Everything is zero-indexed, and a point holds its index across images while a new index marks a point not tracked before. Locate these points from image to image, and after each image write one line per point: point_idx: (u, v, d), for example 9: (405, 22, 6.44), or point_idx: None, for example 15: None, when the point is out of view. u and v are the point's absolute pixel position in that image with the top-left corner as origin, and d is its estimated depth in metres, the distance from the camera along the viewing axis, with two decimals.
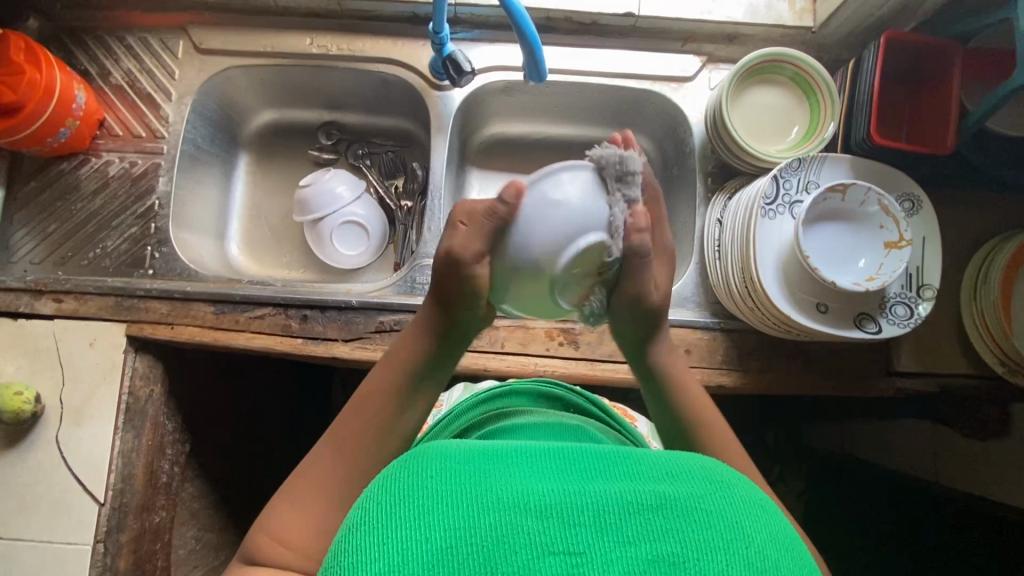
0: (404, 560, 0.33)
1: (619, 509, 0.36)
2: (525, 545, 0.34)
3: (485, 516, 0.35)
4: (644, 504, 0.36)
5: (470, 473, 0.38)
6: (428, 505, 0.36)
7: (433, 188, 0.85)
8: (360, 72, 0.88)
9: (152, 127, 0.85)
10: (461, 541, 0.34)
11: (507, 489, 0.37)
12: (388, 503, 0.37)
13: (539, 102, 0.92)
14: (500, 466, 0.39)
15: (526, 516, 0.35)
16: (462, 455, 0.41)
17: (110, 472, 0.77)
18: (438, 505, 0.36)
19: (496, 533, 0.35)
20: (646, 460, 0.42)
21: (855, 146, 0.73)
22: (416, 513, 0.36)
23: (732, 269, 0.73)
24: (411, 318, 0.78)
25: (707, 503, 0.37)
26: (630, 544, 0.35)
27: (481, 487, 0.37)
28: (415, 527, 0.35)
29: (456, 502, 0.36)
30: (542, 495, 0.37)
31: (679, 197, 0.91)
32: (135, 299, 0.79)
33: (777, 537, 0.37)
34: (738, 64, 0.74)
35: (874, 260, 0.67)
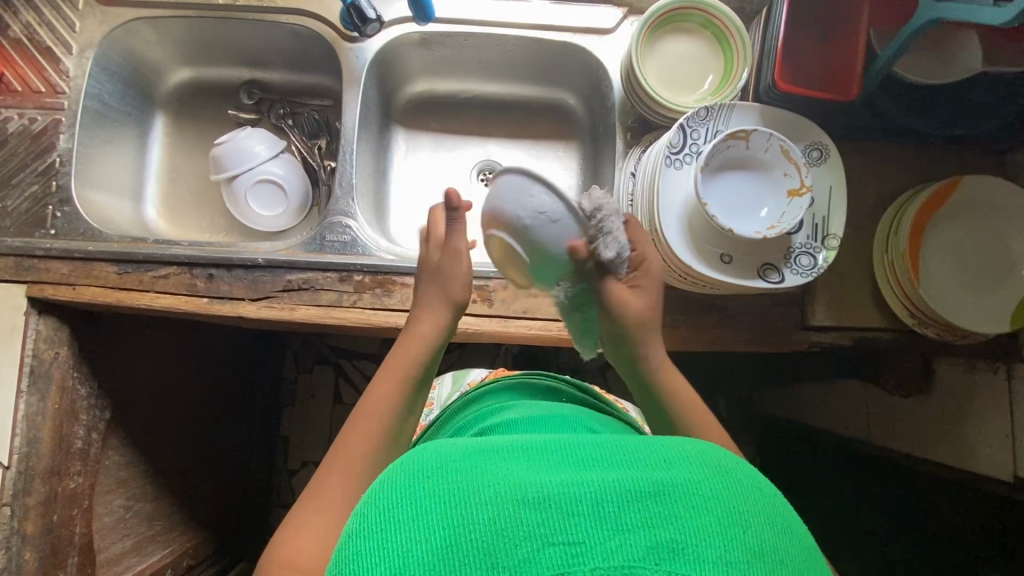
0: (399, 564, 0.32)
1: (620, 497, 0.34)
2: (525, 540, 0.32)
3: (485, 510, 0.33)
4: (644, 490, 0.34)
5: (463, 468, 0.37)
6: (422, 505, 0.34)
7: (346, 143, 0.82)
8: (270, 24, 0.85)
9: (52, 82, 0.82)
10: (460, 540, 0.32)
11: (504, 481, 0.35)
12: (380, 506, 0.35)
13: (460, 56, 0.90)
14: (495, 460, 0.38)
15: (523, 507, 0.33)
16: (455, 451, 0.39)
17: (13, 436, 0.76)
18: (431, 506, 0.34)
19: (494, 529, 0.33)
20: (645, 447, 0.39)
21: (764, 94, 0.71)
22: (408, 515, 0.34)
23: (640, 222, 0.72)
24: (320, 276, 0.76)
25: (706, 488, 0.35)
26: (632, 531, 0.33)
27: (476, 481, 0.35)
28: (410, 529, 0.33)
29: (451, 500, 0.34)
30: (541, 485, 0.35)
31: (605, 155, 0.89)
32: (34, 259, 0.77)
33: (775, 521, 0.35)
34: (647, 13, 0.72)
35: (777, 208, 0.66)
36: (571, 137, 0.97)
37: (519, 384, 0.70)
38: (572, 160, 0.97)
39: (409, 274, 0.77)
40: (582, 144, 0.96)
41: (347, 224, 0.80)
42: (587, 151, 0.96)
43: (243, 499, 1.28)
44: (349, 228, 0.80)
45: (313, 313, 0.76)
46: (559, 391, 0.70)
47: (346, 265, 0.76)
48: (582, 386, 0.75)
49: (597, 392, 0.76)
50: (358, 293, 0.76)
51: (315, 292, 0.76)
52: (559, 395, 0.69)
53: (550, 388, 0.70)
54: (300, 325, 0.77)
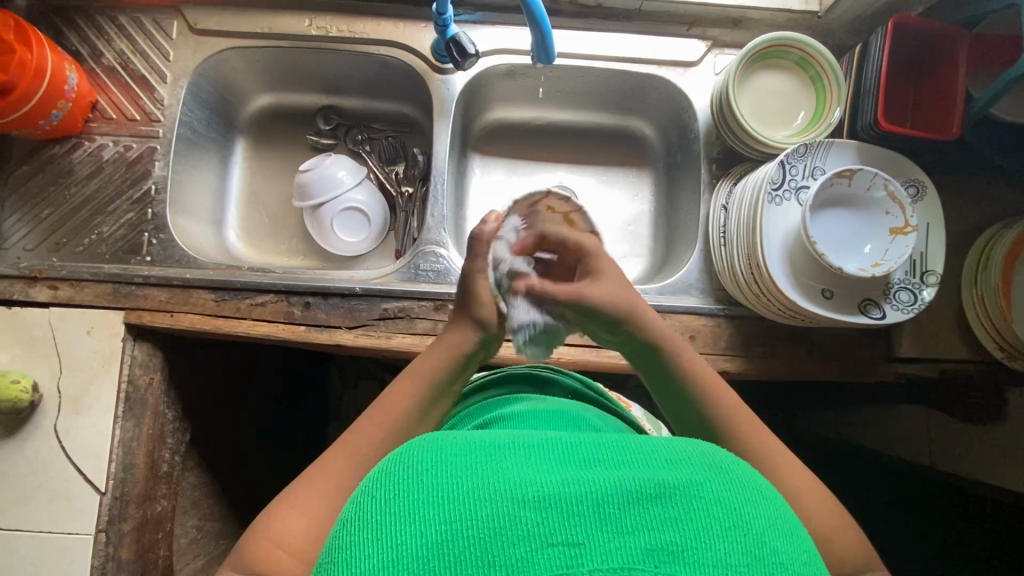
0: (399, 557, 0.33)
1: (619, 499, 0.35)
2: (523, 539, 0.33)
3: (484, 507, 0.35)
4: (643, 493, 0.35)
5: (463, 465, 0.38)
6: (423, 500, 0.35)
7: (436, 173, 0.83)
8: (360, 54, 0.87)
9: (147, 110, 0.83)
10: (461, 535, 0.34)
11: (504, 479, 0.36)
12: (382, 498, 0.36)
13: (541, 86, 0.91)
14: (496, 457, 0.39)
15: (522, 507, 0.35)
16: (457, 448, 0.40)
17: (111, 462, 0.76)
18: (432, 500, 0.35)
19: (494, 526, 0.34)
20: (644, 450, 0.40)
21: (861, 131, 0.73)
22: (411, 507, 0.35)
23: (738, 256, 0.73)
24: (415, 305, 0.77)
25: (705, 490, 0.36)
26: (629, 533, 0.34)
27: (476, 478, 0.37)
28: (411, 523, 0.34)
29: (451, 495, 0.35)
30: (542, 487, 0.36)
31: (683, 184, 0.90)
32: (133, 286, 0.78)
33: (775, 524, 0.36)
34: (744, 50, 0.73)
35: (879, 245, 0.68)
36: (644, 165, 0.99)
37: (524, 376, 0.69)
38: (644, 187, 0.98)
39: None
40: (655, 171, 0.98)
41: (438, 253, 0.81)
42: (661, 178, 0.97)
43: None
44: (441, 257, 0.81)
45: (409, 342, 0.77)
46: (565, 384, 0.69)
47: (441, 294, 0.78)
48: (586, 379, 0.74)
49: (606, 391, 0.75)
50: None
51: (410, 320, 0.77)
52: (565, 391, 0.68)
53: (555, 380, 0.70)
54: (394, 353, 0.78)
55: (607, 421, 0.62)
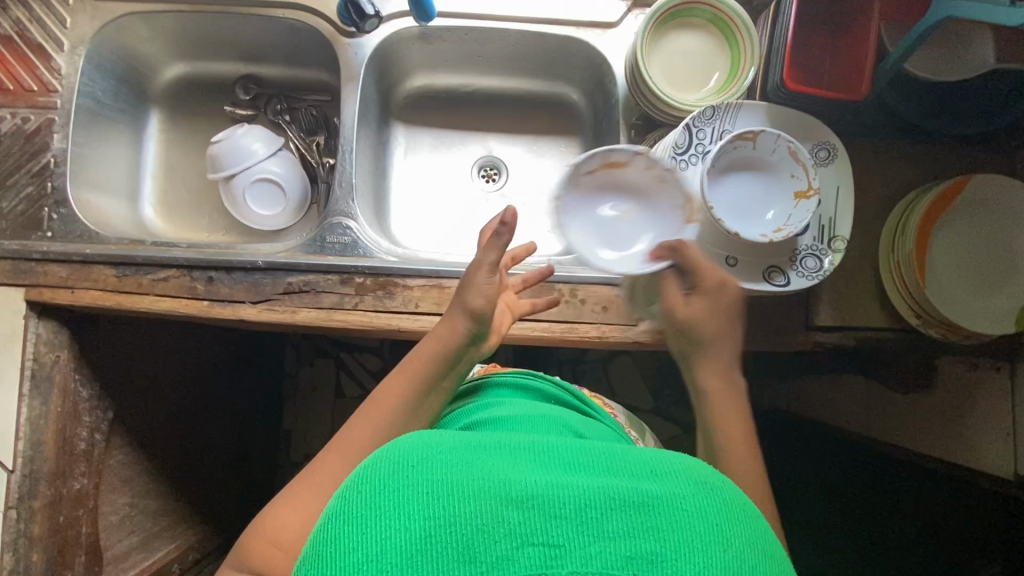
0: (384, 549, 0.32)
1: (601, 504, 0.35)
2: (505, 536, 0.33)
3: (471, 505, 0.34)
4: (625, 501, 0.35)
5: (455, 460, 0.37)
6: (411, 494, 0.35)
7: (344, 141, 0.81)
8: (267, 19, 0.83)
9: (44, 80, 0.80)
10: (444, 530, 0.33)
11: (491, 476, 0.36)
12: (373, 492, 0.35)
13: (461, 51, 0.88)
14: (486, 456, 0.38)
15: (507, 506, 0.34)
16: (449, 444, 0.39)
17: (17, 439, 0.76)
18: (420, 494, 0.35)
19: (478, 522, 0.33)
20: (629, 457, 0.40)
21: (772, 93, 0.70)
22: (396, 502, 0.34)
23: (646, 223, 0.71)
24: (321, 278, 0.76)
25: (688, 502, 0.36)
26: (609, 539, 0.33)
27: (465, 477, 0.36)
28: (398, 516, 0.34)
29: (440, 489, 0.35)
30: (525, 486, 0.35)
31: (608, 150, 0.88)
32: (32, 262, 0.76)
33: (753, 543, 0.35)
34: (652, 10, 0.70)
35: (783, 211, 0.65)
36: (574, 133, 0.96)
37: (507, 382, 0.68)
38: (574, 156, 0.96)
39: (411, 278, 0.77)
40: (585, 139, 0.95)
41: (347, 225, 0.79)
42: (589, 146, 0.94)
43: (247, 493, 1.29)
44: (349, 230, 0.79)
45: (315, 316, 0.75)
46: (550, 393, 0.68)
47: (347, 267, 0.76)
48: (573, 387, 0.73)
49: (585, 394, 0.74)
50: (359, 296, 0.76)
51: (316, 294, 0.76)
52: (548, 395, 0.68)
53: (542, 388, 0.68)
54: (302, 327, 0.77)
55: (587, 424, 0.62)
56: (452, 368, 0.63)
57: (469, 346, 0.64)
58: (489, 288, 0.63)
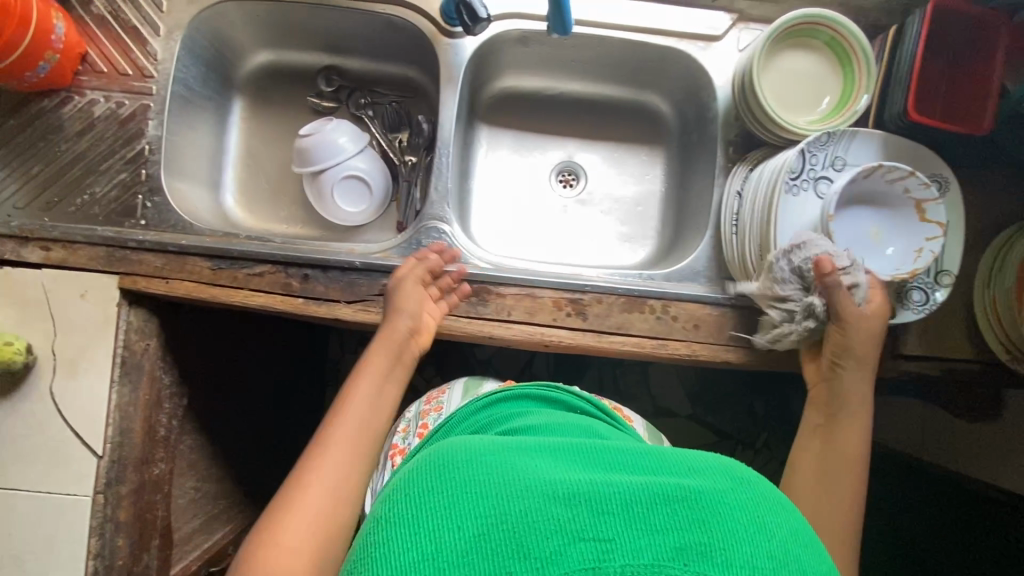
0: (438, 549, 0.35)
1: (647, 499, 0.36)
2: (554, 531, 0.35)
3: (518, 503, 0.36)
4: (670, 495, 0.37)
5: (497, 463, 0.40)
6: (460, 496, 0.37)
7: (441, 143, 0.80)
8: (366, 13, 0.82)
9: (140, 65, 0.79)
10: (494, 529, 0.35)
11: (537, 477, 0.38)
12: (422, 498, 0.38)
13: (554, 55, 0.87)
14: (525, 460, 0.41)
15: (554, 503, 0.36)
16: (490, 450, 0.42)
17: (107, 426, 0.76)
18: (467, 496, 0.37)
19: (528, 520, 0.35)
20: (669, 458, 0.42)
21: (890, 121, 0.69)
22: (447, 505, 0.37)
23: (749, 245, 0.71)
24: (416, 282, 0.76)
25: (730, 498, 0.38)
26: (658, 532, 0.35)
27: (507, 477, 0.38)
28: (449, 516, 0.36)
29: (487, 491, 0.37)
30: (571, 485, 0.38)
31: (698, 164, 0.87)
32: (127, 250, 0.76)
33: (794, 532, 0.38)
34: (772, 26, 0.69)
35: (903, 249, 0.64)
36: (657, 143, 0.95)
37: (528, 391, 0.64)
38: (656, 167, 0.95)
39: (504, 285, 0.77)
40: (668, 150, 0.94)
41: (440, 230, 0.79)
42: (673, 158, 0.94)
43: None
44: (442, 234, 0.79)
45: None
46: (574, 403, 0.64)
47: (442, 272, 0.76)
48: (601, 403, 0.68)
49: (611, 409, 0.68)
50: (453, 301, 0.76)
51: None
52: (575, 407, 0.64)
53: (564, 398, 0.64)
54: None
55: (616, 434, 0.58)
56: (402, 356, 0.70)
57: (411, 338, 0.71)
58: (414, 289, 0.73)
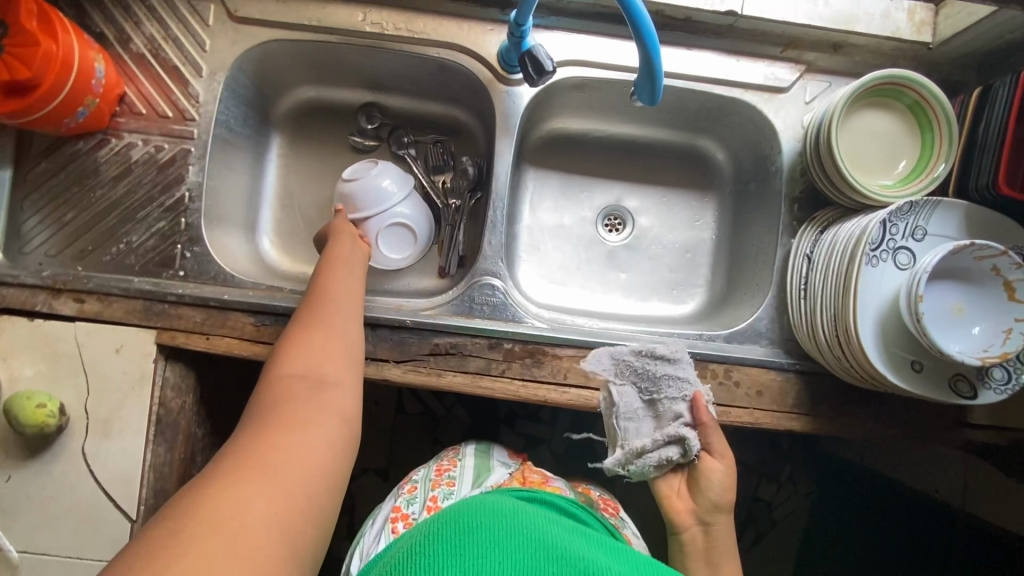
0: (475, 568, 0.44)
1: None
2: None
3: (550, 566, 0.45)
4: None
5: (545, 533, 0.50)
6: (509, 541, 0.47)
7: (495, 194, 0.77)
8: (418, 56, 0.78)
9: (181, 107, 0.75)
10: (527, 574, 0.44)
11: (577, 557, 0.47)
12: (477, 530, 0.48)
13: (609, 99, 0.83)
14: (569, 541, 0.50)
15: None
16: (540, 521, 0.52)
17: (141, 487, 0.72)
18: (510, 538, 0.47)
19: None
20: None
21: (972, 190, 0.67)
22: (495, 542, 0.47)
23: (823, 313, 0.68)
24: (469, 342, 0.72)
25: None
26: None
27: (548, 549, 0.47)
28: (493, 551, 0.45)
29: (533, 546, 0.47)
30: (602, 569, 0.46)
31: (755, 217, 0.84)
32: (166, 304, 0.72)
33: None
34: (854, 86, 0.66)
35: (989, 327, 0.61)
36: (708, 190, 0.92)
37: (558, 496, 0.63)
38: (707, 214, 0.92)
39: (560, 346, 0.73)
40: (720, 197, 0.91)
41: (494, 285, 0.75)
42: (726, 206, 0.91)
43: None
44: (496, 290, 0.75)
45: (460, 380, 0.72)
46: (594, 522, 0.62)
47: (496, 332, 0.73)
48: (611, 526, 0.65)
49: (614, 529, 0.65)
50: (507, 363, 0.73)
51: (463, 358, 0.72)
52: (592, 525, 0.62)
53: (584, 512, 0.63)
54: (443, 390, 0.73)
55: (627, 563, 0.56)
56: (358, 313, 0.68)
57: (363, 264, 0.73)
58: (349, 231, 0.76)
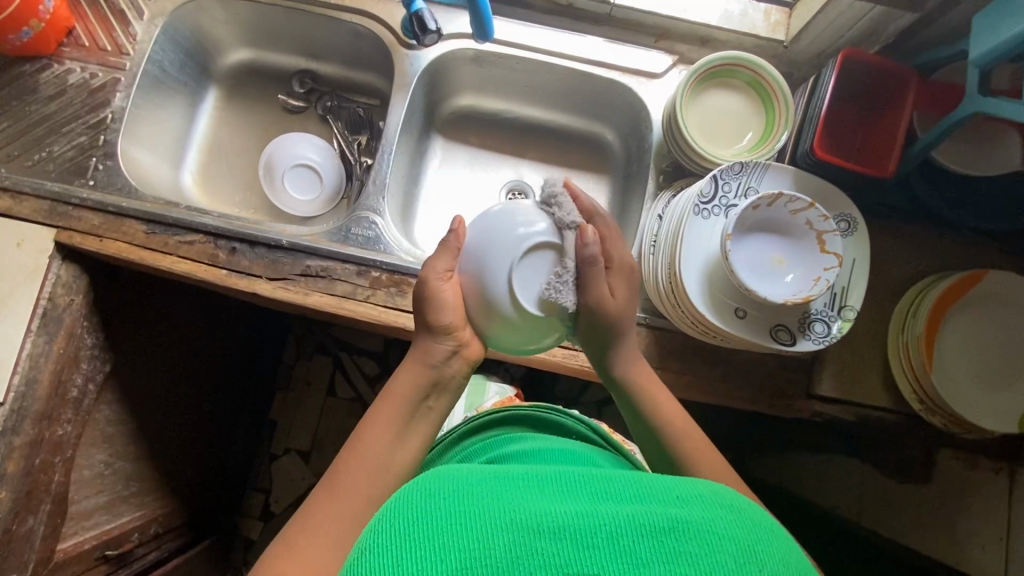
0: None
1: (631, 531, 0.34)
2: (539, 567, 0.33)
3: (501, 538, 0.34)
4: (656, 526, 0.35)
5: (481, 493, 0.37)
6: (443, 527, 0.35)
7: (386, 142, 0.85)
8: (334, 21, 0.88)
9: (119, 42, 0.85)
10: (476, 563, 0.33)
11: (525, 508, 0.36)
12: (400, 524, 0.35)
13: (509, 79, 0.92)
14: (512, 489, 0.38)
15: (538, 537, 0.34)
16: (471, 479, 0.39)
17: (13, 373, 0.77)
18: (447, 527, 0.35)
19: (512, 552, 0.33)
20: (659, 484, 0.40)
21: (801, 158, 0.73)
22: (427, 534, 0.34)
23: (661, 265, 0.72)
24: (338, 266, 0.78)
25: (719, 525, 0.36)
26: (642, 566, 0.33)
27: (482, 510, 0.36)
28: (432, 548, 0.33)
29: (469, 521, 0.35)
30: (554, 515, 0.35)
31: (634, 192, 0.90)
32: (70, 207, 0.79)
33: (787, 563, 0.35)
34: (694, 66, 0.73)
35: (802, 276, 0.66)
36: (603, 171, 0.99)
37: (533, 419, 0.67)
38: (601, 194, 0.98)
39: None
40: (613, 179, 0.98)
41: (373, 221, 0.82)
42: (617, 186, 0.97)
43: (221, 474, 1.27)
44: (374, 225, 0.81)
45: (325, 301, 0.77)
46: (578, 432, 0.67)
47: (366, 260, 0.78)
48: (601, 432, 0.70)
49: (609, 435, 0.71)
50: (372, 290, 0.77)
51: (331, 281, 0.77)
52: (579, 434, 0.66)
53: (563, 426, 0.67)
54: (311, 311, 0.78)
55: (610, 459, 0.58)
56: (439, 386, 0.60)
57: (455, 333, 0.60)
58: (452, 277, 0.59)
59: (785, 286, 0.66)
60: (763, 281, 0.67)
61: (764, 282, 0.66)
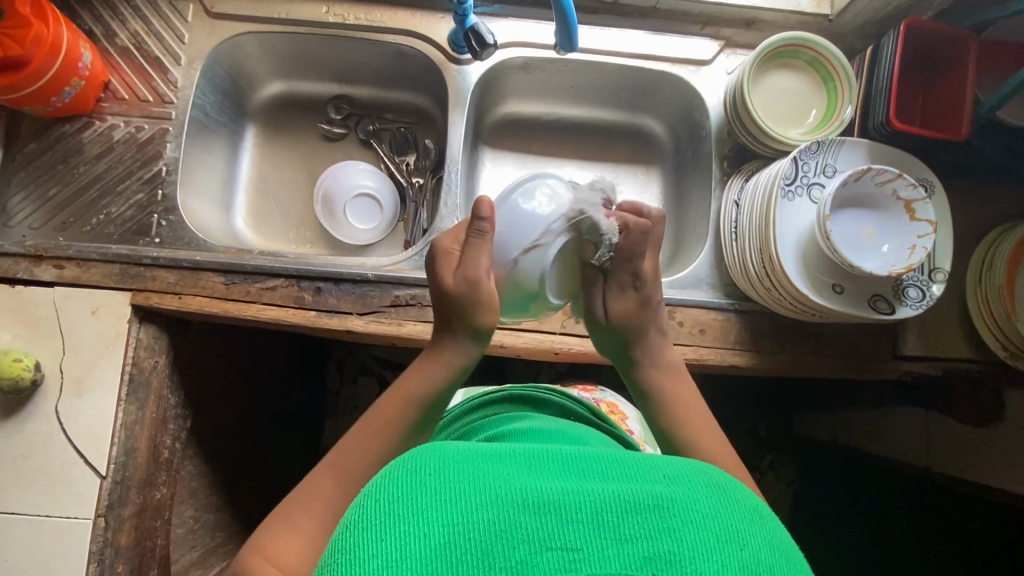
0: (399, 557, 0.31)
1: (617, 508, 0.33)
2: (522, 543, 0.32)
3: (485, 513, 0.33)
4: (640, 504, 0.34)
5: (466, 469, 0.36)
6: (425, 500, 0.34)
7: (450, 161, 0.84)
8: (376, 43, 0.87)
9: (160, 92, 0.82)
10: (460, 538, 0.32)
11: (511, 484, 0.35)
12: (384, 499, 0.34)
13: (555, 81, 0.92)
14: (499, 466, 0.37)
15: (522, 511, 0.33)
16: (457, 455, 0.38)
17: (112, 445, 0.75)
18: (431, 502, 0.34)
19: (494, 529, 0.32)
20: (642, 463, 0.39)
21: (873, 130, 0.75)
22: (413, 508, 0.33)
23: (751, 251, 0.73)
24: (427, 293, 0.77)
25: (704, 504, 0.35)
26: (626, 542, 0.32)
27: (461, 490, 0.34)
28: (414, 520, 0.33)
29: (450, 498, 0.34)
30: (540, 492, 0.34)
31: (693, 180, 0.91)
32: (141, 267, 0.77)
33: (771, 543, 0.34)
34: (759, 49, 0.74)
35: (898, 246, 0.68)
36: (654, 162, 0.99)
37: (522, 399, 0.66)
38: (653, 185, 0.98)
39: None
40: (665, 169, 0.98)
41: None
42: (670, 175, 0.97)
43: None
44: None
45: (420, 330, 0.76)
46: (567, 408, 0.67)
47: None
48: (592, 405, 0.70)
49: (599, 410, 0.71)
50: None
51: (422, 308, 0.77)
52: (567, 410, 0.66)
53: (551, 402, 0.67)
54: (404, 340, 0.78)
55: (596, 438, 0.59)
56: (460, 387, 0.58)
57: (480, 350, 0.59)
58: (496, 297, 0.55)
59: (882, 257, 0.68)
60: (855, 255, 0.68)
61: (857, 255, 0.68)
